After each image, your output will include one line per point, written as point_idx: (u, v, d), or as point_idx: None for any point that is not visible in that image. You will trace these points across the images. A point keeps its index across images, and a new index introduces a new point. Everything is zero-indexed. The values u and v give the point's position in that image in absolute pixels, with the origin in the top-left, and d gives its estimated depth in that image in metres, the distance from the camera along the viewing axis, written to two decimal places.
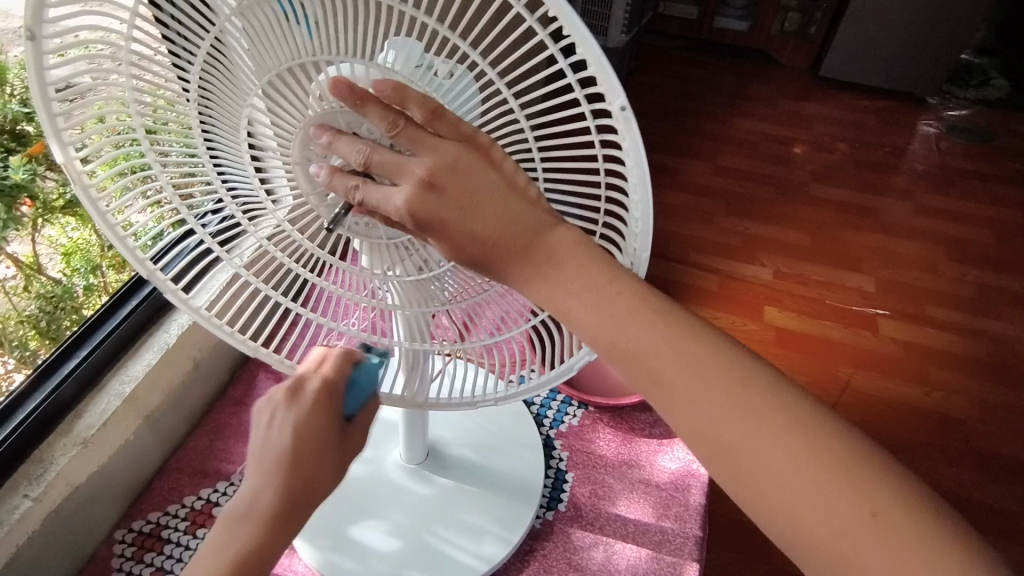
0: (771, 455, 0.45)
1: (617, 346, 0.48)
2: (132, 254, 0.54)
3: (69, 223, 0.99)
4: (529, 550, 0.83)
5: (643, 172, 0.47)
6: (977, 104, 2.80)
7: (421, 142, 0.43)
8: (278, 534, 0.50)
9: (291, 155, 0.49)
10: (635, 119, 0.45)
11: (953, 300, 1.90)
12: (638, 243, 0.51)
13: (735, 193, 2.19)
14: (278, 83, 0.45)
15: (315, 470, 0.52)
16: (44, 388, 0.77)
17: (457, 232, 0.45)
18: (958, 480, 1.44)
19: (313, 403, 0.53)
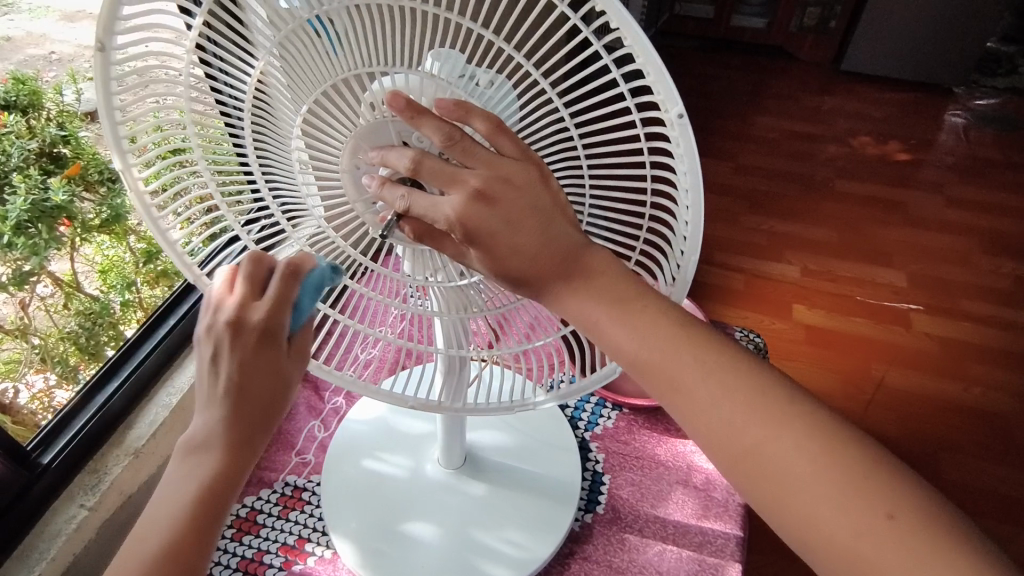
0: (784, 458, 0.45)
1: (636, 361, 0.49)
2: (183, 264, 0.55)
3: (105, 242, 1.02)
4: (570, 552, 0.84)
5: (697, 177, 0.47)
6: (1006, 93, 2.75)
7: (477, 156, 0.43)
8: (229, 465, 0.51)
9: (337, 166, 0.51)
10: (691, 127, 0.45)
11: (989, 293, 1.86)
12: (691, 244, 0.51)
13: (758, 191, 2.17)
14: (330, 95, 0.47)
15: (259, 414, 0.51)
16: (92, 404, 0.79)
17: (504, 246, 0.45)
18: (999, 476, 1.41)
19: (256, 346, 0.49)
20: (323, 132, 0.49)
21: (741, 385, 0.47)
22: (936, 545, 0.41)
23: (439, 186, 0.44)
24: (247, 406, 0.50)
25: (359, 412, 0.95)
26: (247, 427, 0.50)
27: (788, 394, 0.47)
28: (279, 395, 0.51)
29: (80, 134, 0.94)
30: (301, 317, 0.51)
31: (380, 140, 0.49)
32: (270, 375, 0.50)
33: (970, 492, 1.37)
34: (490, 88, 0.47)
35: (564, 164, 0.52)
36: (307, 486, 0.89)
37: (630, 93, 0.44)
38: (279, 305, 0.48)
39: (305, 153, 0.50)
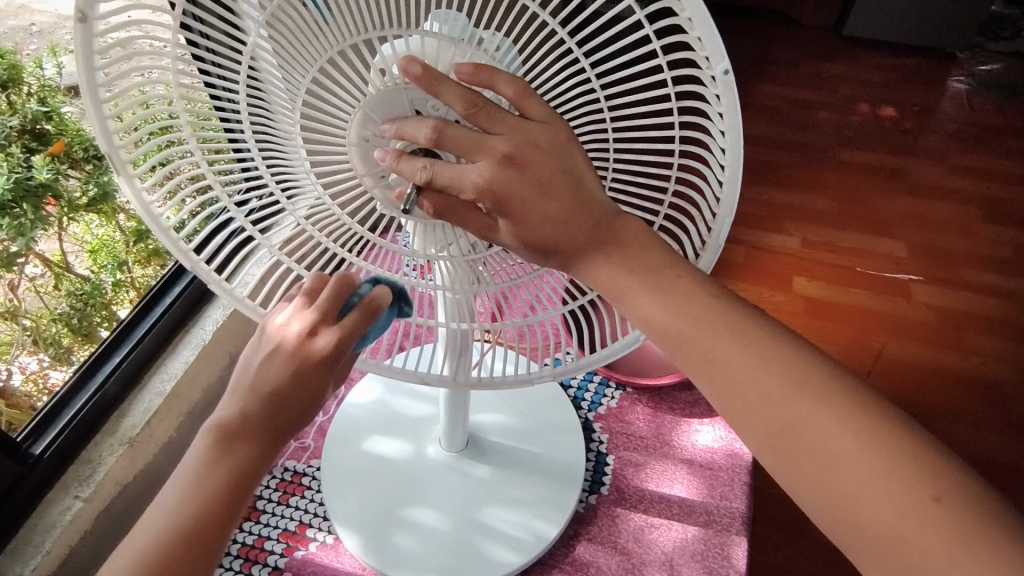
0: (825, 438, 0.43)
1: (665, 330, 0.47)
2: (178, 249, 0.52)
3: (94, 220, 0.99)
4: (575, 534, 0.82)
5: (738, 137, 0.45)
6: (1009, 57, 2.70)
7: (503, 122, 0.42)
8: (257, 464, 0.48)
9: (346, 140, 0.47)
10: (736, 84, 0.42)
11: (990, 263, 1.84)
12: (726, 206, 0.49)
13: (758, 161, 2.14)
14: (338, 62, 0.44)
15: (296, 417, 0.48)
16: (95, 379, 0.79)
17: (533, 213, 0.43)
18: (998, 446, 1.41)
19: (315, 365, 0.47)
20: (323, 107, 0.46)
21: (780, 361, 0.45)
22: (974, 530, 0.39)
23: (465, 154, 0.42)
24: (285, 413, 0.48)
25: (359, 394, 0.93)
26: (281, 430, 0.48)
27: (815, 376, 0.44)
28: (317, 413, 0.50)
29: (63, 109, 0.90)
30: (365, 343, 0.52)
31: (388, 111, 0.46)
32: (320, 397, 0.49)
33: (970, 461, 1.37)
34: (498, 56, 0.44)
35: (592, 132, 0.48)
36: (307, 471, 0.88)
37: (665, 52, 0.41)
38: (350, 330, 0.47)
39: (300, 131, 0.47)
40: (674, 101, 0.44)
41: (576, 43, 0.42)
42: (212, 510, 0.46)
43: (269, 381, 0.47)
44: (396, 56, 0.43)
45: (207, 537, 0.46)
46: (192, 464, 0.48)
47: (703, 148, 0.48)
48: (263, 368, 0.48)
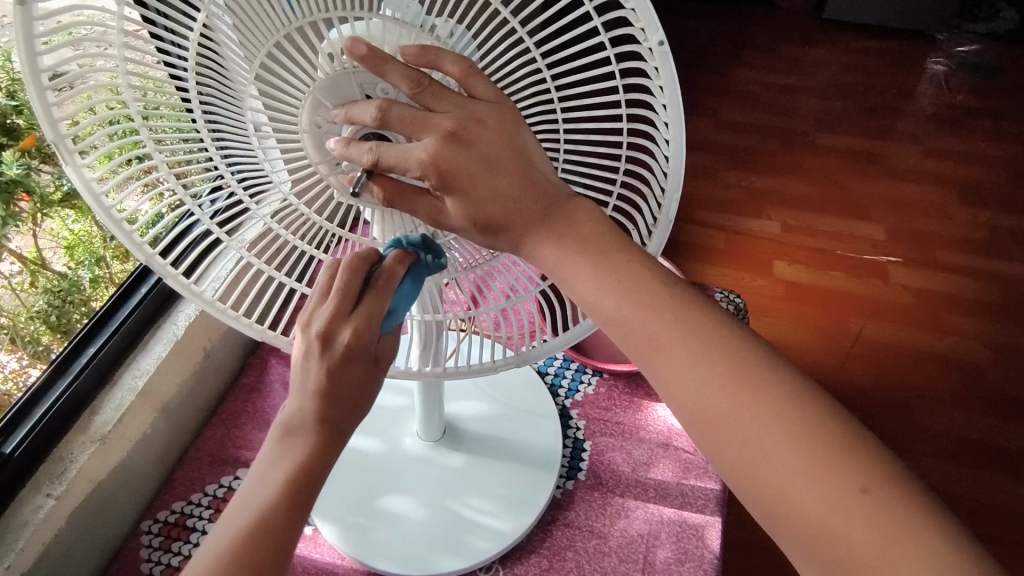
0: (749, 427, 0.44)
1: (612, 315, 0.47)
2: (138, 249, 0.51)
3: (69, 216, 0.97)
4: (551, 520, 0.83)
5: (678, 112, 0.45)
6: (985, 39, 2.72)
7: (448, 100, 0.43)
8: (316, 459, 0.53)
9: (297, 126, 0.47)
10: (672, 56, 0.42)
11: (965, 243, 1.87)
12: (673, 178, 0.48)
13: (738, 146, 2.14)
14: (283, 46, 0.44)
15: (349, 410, 0.54)
16: (73, 366, 0.79)
17: (482, 191, 0.44)
18: (971, 423, 1.44)
19: (347, 356, 0.52)
20: (280, 90, 0.46)
21: (721, 350, 0.45)
22: (903, 507, 0.41)
23: (410, 133, 0.43)
24: (337, 406, 0.53)
25: None
26: (337, 421, 0.53)
27: (772, 364, 0.45)
28: (362, 401, 0.54)
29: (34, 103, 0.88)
30: (394, 319, 0.54)
31: (336, 97, 0.46)
32: (357, 384, 0.53)
33: (943, 439, 1.40)
34: (449, 39, 0.44)
35: (540, 118, 0.49)
36: None
37: (606, 26, 0.41)
38: (368, 313, 0.51)
39: (264, 116, 0.46)
40: (617, 78, 0.44)
41: (517, 21, 0.42)
42: (284, 503, 0.51)
43: (316, 380, 0.52)
44: (342, 39, 0.44)
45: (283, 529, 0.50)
46: (265, 470, 0.53)
47: (649, 125, 0.48)
48: (305, 368, 0.52)
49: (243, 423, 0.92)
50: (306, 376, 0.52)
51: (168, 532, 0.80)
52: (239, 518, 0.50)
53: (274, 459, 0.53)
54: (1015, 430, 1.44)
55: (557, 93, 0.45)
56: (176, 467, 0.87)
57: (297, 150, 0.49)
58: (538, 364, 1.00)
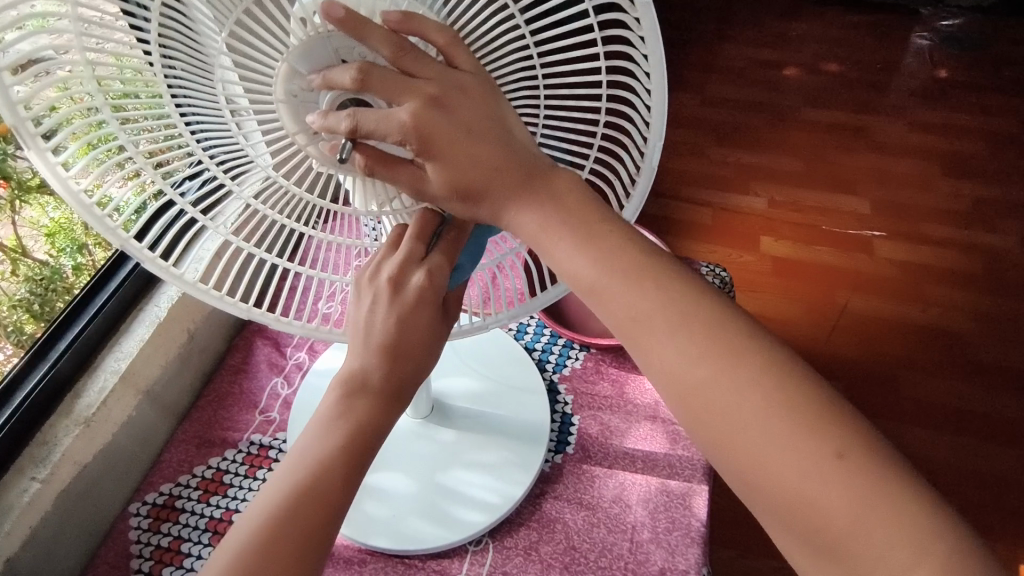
0: (729, 398, 0.44)
1: (593, 286, 0.47)
2: (111, 233, 0.49)
3: (49, 203, 0.95)
4: (541, 493, 0.84)
5: (660, 64, 0.45)
6: (970, 12, 2.72)
7: (429, 66, 0.43)
8: (376, 416, 0.54)
9: (272, 96, 0.46)
10: (654, 7, 0.42)
11: (949, 216, 1.88)
12: (655, 130, 0.48)
13: (725, 123, 2.14)
14: (253, 12, 0.43)
15: (412, 369, 0.55)
16: (54, 350, 0.79)
17: (459, 156, 0.44)
18: (954, 392, 1.46)
19: (416, 302, 0.52)
20: (254, 56, 0.45)
21: (705, 318, 0.45)
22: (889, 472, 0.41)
23: (392, 99, 0.43)
24: (402, 362, 0.54)
25: (322, 363, 0.93)
26: (399, 383, 0.55)
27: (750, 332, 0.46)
28: (423, 360, 0.55)
29: None
30: (461, 275, 0.56)
31: (311, 63, 0.45)
32: (419, 341, 0.54)
33: (927, 408, 1.42)
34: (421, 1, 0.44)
35: (522, 80, 0.49)
36: (273, 445, 0.87)
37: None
38: (440, 262, 0.52)
39: (238, 86, 0.45)
40: (597, 33, 0.44)
41: None
42: (344, 455, 0.53)
43: (382, 330, 0.53)
44: (315, 3, 0.43)
45: (337, 484, 0.52)
46: (323, 421, 0.54)
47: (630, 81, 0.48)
48: (371, 319, 0.53)
49: (230, 404, 0.91)
50: (370, 327, 0.53)
51: (156, 513, 0.80)
52: (298, 471, 0.52)
53: (336, 411, 0.54)
54: (998, 398, 1.46)
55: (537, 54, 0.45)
56: (163, 452, 0.86)
57: (273, 118, 0.48)
58: (525, 340, 1.00)
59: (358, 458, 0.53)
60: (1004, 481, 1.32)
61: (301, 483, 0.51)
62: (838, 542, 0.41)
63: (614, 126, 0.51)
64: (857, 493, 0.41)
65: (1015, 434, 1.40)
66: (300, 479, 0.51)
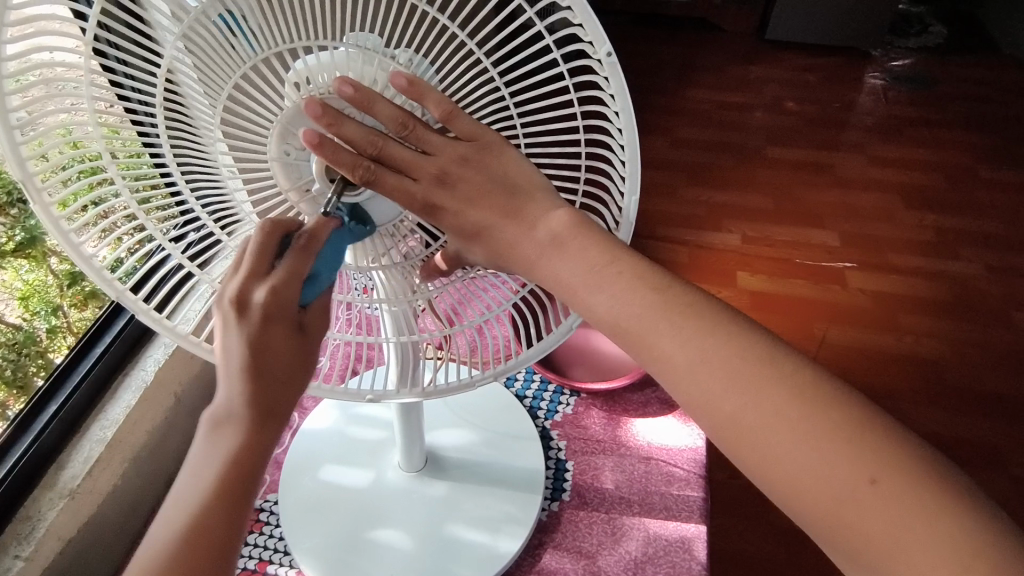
0: (771, 426, 0.44)
1: (613, 324, 0.48)
2: (106, 283, 0.50)
3: (22, 266, 0.94)
4: (539, 544, 0.83)
5: (631, 119, 0.47)
6: (916, 53, 2.89)
7: (434, 140, 0.46)
8: (253, 444, 0.49)
9: (266, 155, 0.48)
10: (620, 65, 0.45)
11: (914, 246, 1.95)
12: (630, 180, 0.51)
13: (695, 163, 2.21)
14: (251, 76, 0.45)
15: (282, 386, 0.49)
16: (41, 417, 0.77)
17: (452, 215, 0.48)
18: (933, 418, 1.49)
19: (268, 321, 0.47)
20: (248, 120, 0.47)
21: (727, 351, 0.46)
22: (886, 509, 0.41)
23: (406, 168, 0.46)
24: (272, 385, 0.49)
25: (316, 417, 0.93)
26: (272, 404, 0.49)
27: (765, 357, 0.46)
28: (297, 376, 0.50)
29: None
30: (317, 285, 0.51)
31: (308, 126, 0.47)
32: (287, 354, 0.49)
33: None
34: (411, 68, 0.46)
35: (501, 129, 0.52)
36: (264, 507, 0.86)
37: (558, 44, 0.43)
38: (289, 274, 0.47)
39: (231, 158, 0.48)
40: (573, 93, 0.47)
41: (477, 44, 0.44)
42: (224, 491, 0.48)
43: (237, 356, 0.47)
44: (310, 69, 0.44)
45: (223, 526, 0.48)
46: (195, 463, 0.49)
47: (606, 136, 0.51)
48: (226, 344, 0.48)
49: None
50: (226, 355, 0.48)
51: None
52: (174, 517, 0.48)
53: (208, 447, 0.49)
54: (977, 423, 1.49)
55: (515, 110, 0.48)
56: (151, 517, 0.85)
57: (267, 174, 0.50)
58: (515, 388, 1.00)
59: (240, 489, 0.49)
60: None
61: (182, 537, 0.47)
62: (862, 551, 0.42)
63: (593, 174, 0.54)
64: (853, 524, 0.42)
65: (996, 457, 1.42)
66: (181, 524, 0.47)
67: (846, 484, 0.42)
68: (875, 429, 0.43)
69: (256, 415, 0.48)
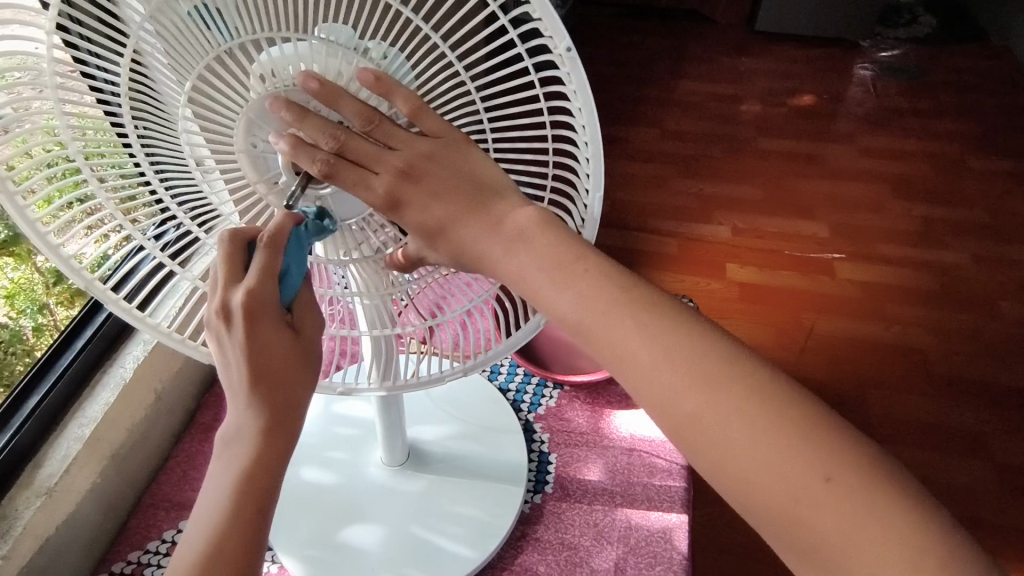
0: (724, 426, 0.44)
1: (572, 321, 0.48)
2: (88, 285, 0.50)
3: (8, 263, 0.94)
4: (521, 536, 0.83)
5: (593, 114, 0.47)
6: (906, 44, 2.89)
7: (399, 136, 0.46)
8: (267, 453, 0.49)
9: (233, 147, 0.48)
10: (579, 59, 0.45)
11: (903, 237, 1.95)
12: (595, 176, 0.50)
13: (685, 155, 2.21)
14: (214, 68, 0.44)
15: (287, 393, 0.49)
16: (19, 414, 0.76)
17: (415, 210, 0.47)
18: (919, 407, 1.49)
19: (250, 325, 0.46)
20: (214, 109, 0.46)
21: (689, 347, 0.46)
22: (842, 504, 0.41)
23: (365, 163, 0.46)
24: (282, 388, 0.48)
25: None
26: (279, 410, 0.49)
27: (725, 353, 0.46)
28: (299, 380, 0.49)
29: None
30: (294, 284, 0.49)
31: (272, 120, 0.47)
32: (283, 357, 0.48)
33: (895, 425, 1.45)
34: (384, 63, 0.45)
35: (466, 125, 0.51)
36: None
37: (521, 37, 0.43)
38: (262, 275, 0.46)
39: (205, 148, 0.48)
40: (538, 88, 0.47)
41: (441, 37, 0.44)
42: (242, 506, 0.48)
43: (241, 365, 0.47)
44: (273, 62, 0.44)
45: (247, 539, 0.48)
46: (217, 476, 0.50)
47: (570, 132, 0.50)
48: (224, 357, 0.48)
49: (201, 464, 0.89)
50: (228, 367, 0.48)
51: None
52: (200, 534, 0.49)
53: (225, 464, 0.49)
54: (963, 412, 1.50)
55: (481, 104, 0.48)
56: (130, 517, 0.84)
57: (236, 171, 0.50)
58: (499, 381, 1.00)
59: (262, 500, 0.49)
60: (976, 493, 1.34)
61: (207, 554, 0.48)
62: (816, 547, 0.42)
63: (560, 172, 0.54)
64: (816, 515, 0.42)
65: (980, 446, 1.43)
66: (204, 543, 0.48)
67: (801, 479, 0.42)
68: (829, 427, 0.44)
69: (265, 424, 0.48)
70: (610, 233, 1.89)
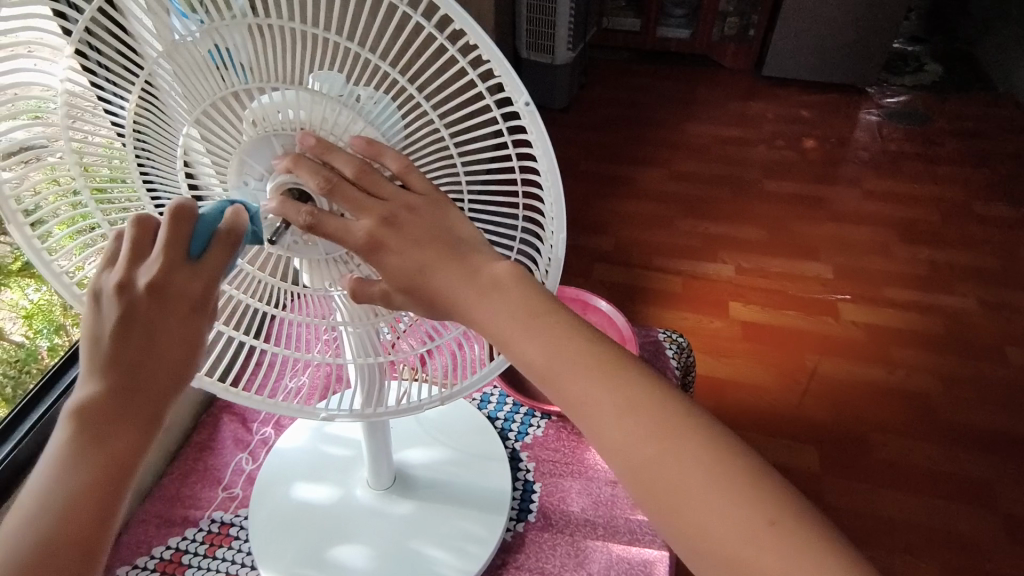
0: (673, 469, 0.46)
1: (539, 370, 0.50)
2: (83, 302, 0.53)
3: (30, 285, 0.99)
4: (502, 563, 0.84)
5: (552, 162, 0.51)
6: (912, 91, 2.93)
7: (387, 187, 0.49)
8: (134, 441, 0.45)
9: (228, 180, 0.52)
10: (537, 113, 0.49)
11: (909, 280, 1.95)
12: (556, 219, 0.54)
13: (691, 195, 2.24)
14: (212, 112, 0.49)
15: (169, 380, 0.46)
16: (27, 421, 0.81)
17: (391, 256, 0.49)
18: (924, 452, 1.48)
19: (152, 299, 0.44)
20: (212, 144, 0.50)
21: (646, 394, 0.48)
22: (791, 541, 0.44)
23: (348, 209, 0.48)
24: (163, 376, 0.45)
25: (292, 434, 0.95)
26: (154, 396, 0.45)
27: (679, 403, 0.49)
28: (181, 366, 0.46)
29: None
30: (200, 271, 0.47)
31: (262, 161, 0.51)
32: (172, 339, 0.45)
33: (897, 469, 1.44)
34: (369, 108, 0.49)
35: (440, 175, 0.55)
36: (235, 521, 0.87)
37: (485, 90, 0.47)
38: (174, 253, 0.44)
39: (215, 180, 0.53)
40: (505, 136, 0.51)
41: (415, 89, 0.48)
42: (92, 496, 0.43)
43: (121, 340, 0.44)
44: (264, 108, 0.48)
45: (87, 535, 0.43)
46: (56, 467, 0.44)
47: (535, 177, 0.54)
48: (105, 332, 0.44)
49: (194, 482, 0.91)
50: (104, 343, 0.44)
51: None
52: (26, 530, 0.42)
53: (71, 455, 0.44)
54: (968, 458, 1.48)
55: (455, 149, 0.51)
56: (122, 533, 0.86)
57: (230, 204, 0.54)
58: (489, 409, 1.02)
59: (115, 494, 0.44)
60: (978, 542, 1.33)
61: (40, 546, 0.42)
62: None
63: (529, 215, 0.57)
64: (778, 552, 0.43)
65: (985, 493, 1.41)
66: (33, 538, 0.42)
67: (747, 519, 0.44)
68: (772, 480, 0.46)
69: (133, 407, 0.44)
70: (614, 270, 1.92)
